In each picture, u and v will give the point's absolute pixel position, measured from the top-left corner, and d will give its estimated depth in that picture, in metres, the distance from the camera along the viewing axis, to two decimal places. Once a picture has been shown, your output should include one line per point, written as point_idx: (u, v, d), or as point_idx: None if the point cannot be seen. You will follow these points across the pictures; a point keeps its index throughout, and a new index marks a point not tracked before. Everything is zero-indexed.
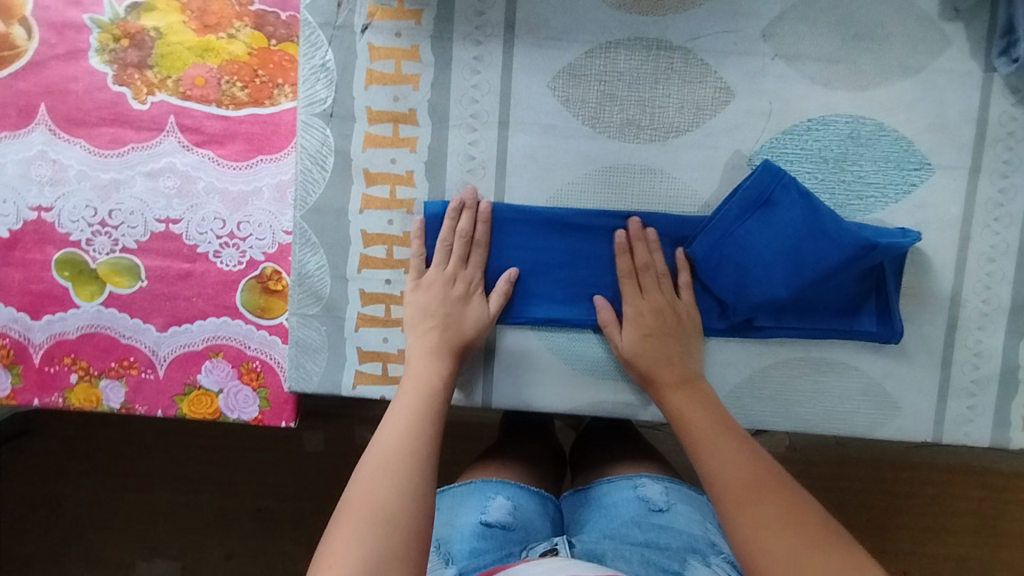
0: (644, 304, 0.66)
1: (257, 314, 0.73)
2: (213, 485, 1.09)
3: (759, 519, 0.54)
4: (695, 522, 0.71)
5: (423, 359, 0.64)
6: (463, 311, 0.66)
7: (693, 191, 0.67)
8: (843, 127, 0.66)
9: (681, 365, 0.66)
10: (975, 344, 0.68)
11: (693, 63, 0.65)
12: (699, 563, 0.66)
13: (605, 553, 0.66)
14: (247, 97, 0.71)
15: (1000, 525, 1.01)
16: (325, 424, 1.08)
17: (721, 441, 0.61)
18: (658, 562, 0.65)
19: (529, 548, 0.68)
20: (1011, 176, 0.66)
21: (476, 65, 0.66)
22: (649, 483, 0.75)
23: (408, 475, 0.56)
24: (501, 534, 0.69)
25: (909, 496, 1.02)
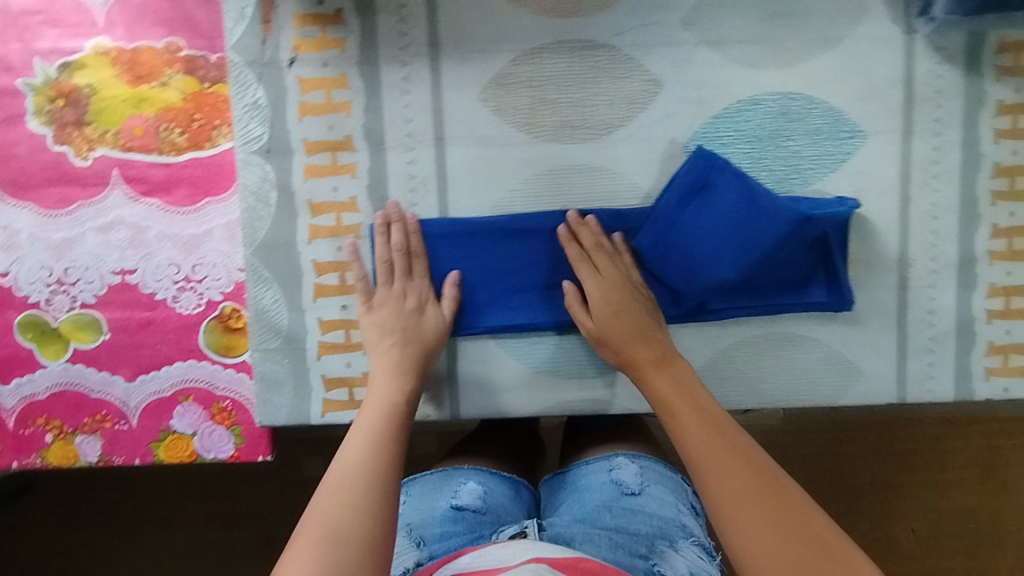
0: (607, 284, 0.65)
1: (222, 353, 0.74)
2: (214, 522, 1.09)
3: (764, 531, 0.51)
4: (667, 505, 0.73)
5: (384, 377, 0.64)
6: (418, 322, 0.66)
7: (635, 183, 0.68)
8: (774, 105, 0.66)
9: (658, 343, 0.65)
10: (927, 302, 0.69)
11: (618, 59, 0.66)
12: (667, 546, 0.69)
13: (574, 537, 0.69)
14: (188, 141, 0.72)
15: (1008, 472, 1.01)
16: (324, 449, 1.07)
17: (720, 435, 0.57)
18: (627, 545, 0.68)
19: (500, 530, 0.72)
20: (945, 134, 0.67)
21: (406, 85, 0.66)
22: (624, 464, 0.76)
23: (368, 494, 0.55)
24: (473, 517, 0.72)
25: (912, 453, 1.02)
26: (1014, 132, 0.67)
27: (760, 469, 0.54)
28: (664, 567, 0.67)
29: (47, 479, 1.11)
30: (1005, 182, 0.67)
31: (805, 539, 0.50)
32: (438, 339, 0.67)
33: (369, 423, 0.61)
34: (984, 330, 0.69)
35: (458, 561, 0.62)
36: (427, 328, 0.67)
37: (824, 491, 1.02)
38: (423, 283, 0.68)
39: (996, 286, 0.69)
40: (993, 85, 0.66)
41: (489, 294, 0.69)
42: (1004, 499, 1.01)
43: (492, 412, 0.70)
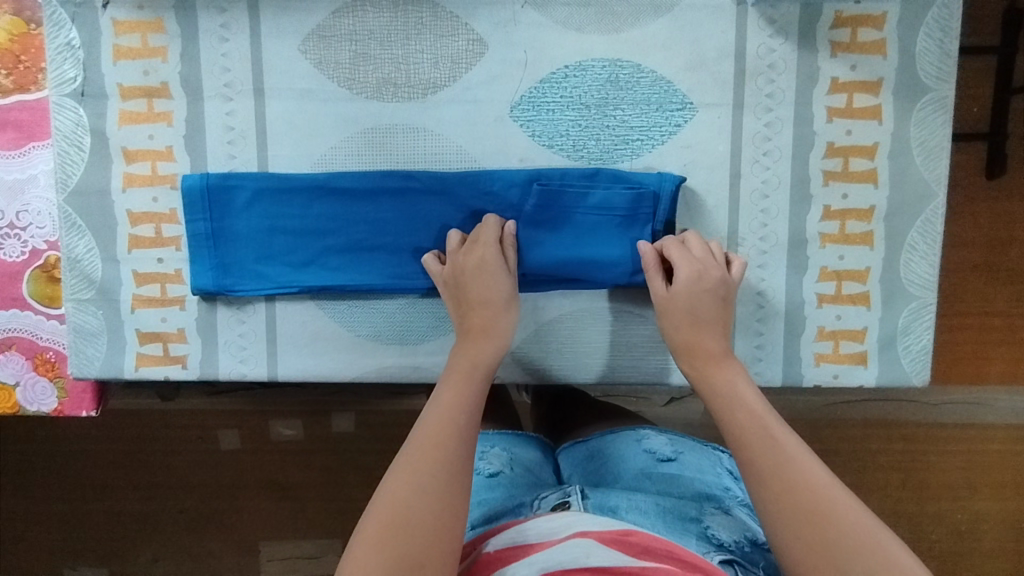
0: (709, 276, 0.61)
1: (46, 304, 0.72)
2: (97, 494, 1.09)
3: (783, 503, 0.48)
4: (706, 470, 0.69)
5: (466, 367, 0.59)
6: (496, 280, 0.62)
7: (459, 147, 0.66)
8: (601, 71, 0.65)
9: (706, 334, 0.60)
10: (757, 283, 0.67)
11: (443, 17, 0.64)
12: (716, 509, 0.63)
13: (618, 506, 0.62)
14: (13, 84, 0.70)
15: (924, 476, 0.98)
16: (239, 421, 1.06)
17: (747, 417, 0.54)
18: (675, 510, 0.62)
19: (541, 498, 0.65)
20: (776, 110, 0.65)
21: (224, 32, 0.64)
22: (652, 435, 0.73)
23: (438, 476, 0.51)
24: (508, 480, 0.68)
25: (831, 453, 0.99)
26: (849, 111, 0.65)
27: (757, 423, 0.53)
28: (717, 530, 0.60)
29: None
30: (838, 163, 0.66)
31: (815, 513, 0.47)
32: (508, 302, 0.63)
33: (442, 410, 0.56)
34: (815, 314, 0.67)
35: (501, 535, 0.57)
36: (495, 290, 0.62)
37: None
38: (494, 240, 0.63)
39: (827, 270, 0.67)
40: (827, 61, 0.64)
41: (306, 253, 0.67)
42: (922, 503, 0.99)
43: (307, 376, 0.69)
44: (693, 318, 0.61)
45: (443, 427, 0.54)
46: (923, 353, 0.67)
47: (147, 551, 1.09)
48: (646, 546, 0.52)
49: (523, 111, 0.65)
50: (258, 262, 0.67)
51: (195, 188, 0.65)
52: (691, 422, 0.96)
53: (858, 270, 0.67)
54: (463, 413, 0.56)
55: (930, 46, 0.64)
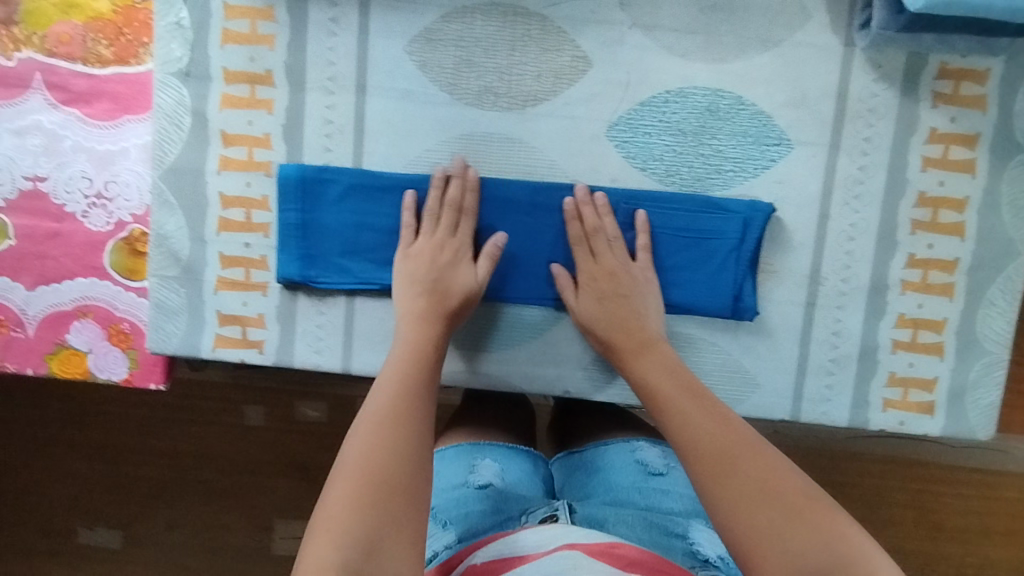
0: (598, 269, 0.64)
1: (126, 275, 0.73)
2: (131, 460, 1.10)
3: (743, 497, 0.48)
4: (694, 485, 0.70)
5: (421, 329, 0.61)
6: (462, 278, 0.64)
7: (552, 161, 0.66)
8: (702, 100, 0.65)
9: (639, 330, 0.63)
10: (833, 323, 0.68)
11: (550, 30, 0.64)
12: (701, 523, 0.65)
13: (606, 518, 0.64)
14: (113, 55, 0.71)
15: (939, 519, 0.99)
16: (269, 399, 1.07)
17: (710, 412, 0.55)
18: (662, 524, 0.63)
19: (529, 510, 0.66)
20: (872, 154, 0.65)
21: (333, 26, 0.65)
22: (646, 445, 0.73)
23: (399, 437, 0.52)
24: (496, 493, 0.67)
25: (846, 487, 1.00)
26: (944, 162, 0.65)
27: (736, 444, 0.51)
28: (703, 545, 0.62)
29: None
30: (927, 213, 0.66)
31: (780, 505, 0.47)
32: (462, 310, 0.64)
33: (394, 380, 0.57)
34: (887, 359, 0.68)
35: (489, 547, 0.58)
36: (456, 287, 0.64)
37: None
38: (467, 240, 0.65)
39: (905, 317, 0.67)
40: (927, 111, 0.64)
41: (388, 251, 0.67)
42: (937, 544, 0.99)
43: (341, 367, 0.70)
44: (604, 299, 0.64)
45: (398, 395, 0.55)
46: (990, 407, 0.68)
47: (172, 521, 1.10)
48: (631, 558, 0.53)
49: (620, 132, 0.65)
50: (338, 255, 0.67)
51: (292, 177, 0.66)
52: None
53: (935, 319, 0.67)
54: (416, 386, 0.57)
55: None
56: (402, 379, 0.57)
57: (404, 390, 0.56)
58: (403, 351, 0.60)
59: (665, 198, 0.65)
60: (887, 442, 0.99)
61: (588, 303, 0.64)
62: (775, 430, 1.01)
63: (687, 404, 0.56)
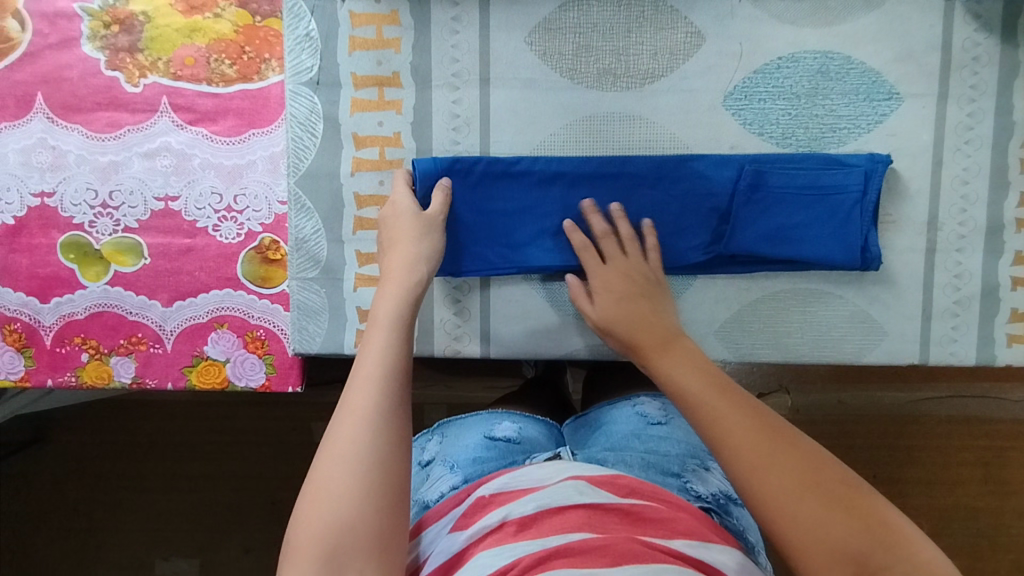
0: (609, 271, 0.67)
1: (259, 284, 0.75)
2: (229, 479, 1.10)
3: (785, 484, 0.47)
4: (693, 433, 0.73)
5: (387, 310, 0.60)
6: (401, 253, 0.64)
7: (673, 134, 0.69)
8: (813, 63, 0.68)
9: (661, 327, 0.64)
10: (955, 266, 0.70)
11: (664, 10, 0.68)
12: (698, 466, 0.69)
13: (606, 459, 0.70)
14: (236, 73, 0.74)
15: (1009, 474, 1.03)
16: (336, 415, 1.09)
17: (728, 399, 0.54)
18: (659, 465, 0.68)
19: (532, 456, 0.71)
20: (979, 100, 0.68)
21: (455, 25, 0.68)
22: (647, 401, 0.77)
23: (370, 431, 0.51)
24: (506, 446, 0.72)
25: (917, 449, 1.04)
26: None
27: (771, 434, 0.51)
28: (697, 484, 0.67)
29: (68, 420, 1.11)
30: None
31: (821, 494, 0.47)
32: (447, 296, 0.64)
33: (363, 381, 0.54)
34: (1008, 296, 0.70)
35: (493, 480, 0.61)
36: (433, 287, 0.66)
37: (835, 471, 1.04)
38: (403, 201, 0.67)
39: (1022, 254, 0.70)
40: None
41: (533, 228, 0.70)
42: (1010, 499, 1.03)
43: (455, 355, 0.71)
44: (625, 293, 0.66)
45: (368, 391, 0.53)
46: None
47: (272, 543, 1.09)
48: (633, 487, 0.58)
49: (735, 100, 0.69)
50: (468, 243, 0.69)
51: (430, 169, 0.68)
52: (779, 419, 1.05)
53: None
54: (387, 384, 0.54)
55: None
56: (372, 376, 0.54)
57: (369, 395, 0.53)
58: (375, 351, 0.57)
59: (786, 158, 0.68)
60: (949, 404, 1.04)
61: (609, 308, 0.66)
62: (841, 400, 1.04)
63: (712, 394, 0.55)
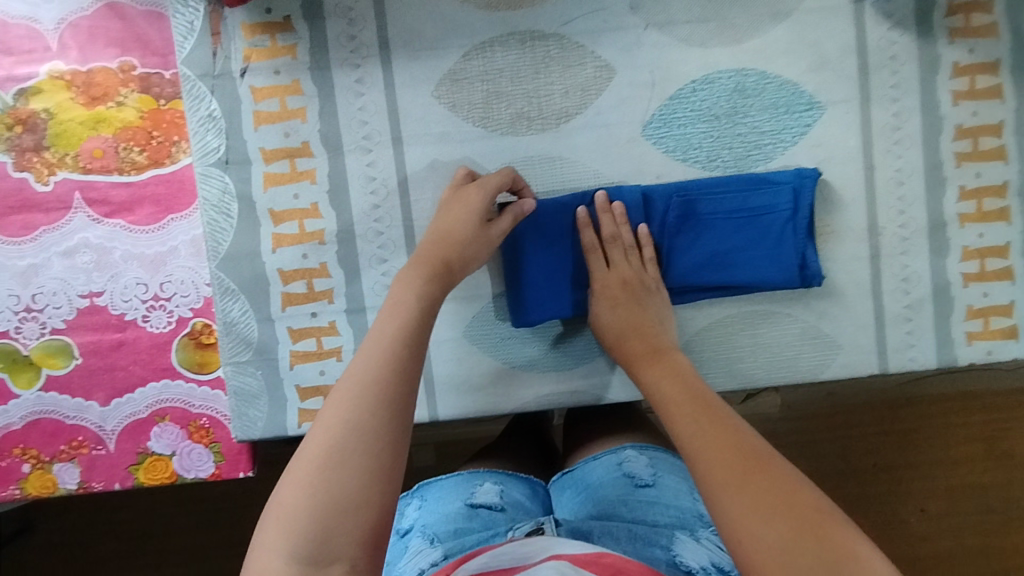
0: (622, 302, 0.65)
1: (196, 370, 0.73)
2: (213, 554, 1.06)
3: (758, 518, 0.44)
4: (683, 495, 0.68)
5: (413, 282, 0.57)
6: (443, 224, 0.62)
7: (597, 170, 0.68)
8: (728, 82, 0.66)
9: (652, 338, 0.63)
10: (901, 270, 0.68)
11: (570, 47, 0.66)
12: (687, 536, 0.64)
13: (591, 530, 0.64)
14: (147, 159, 0.72)
15: (1008, 446, 1.00)
16: None
17: (710, 418, 0.53)
18: (646, 536, 0.63)
19: (515, 527, 0.65)
20: (902, 100, 0.66)
21: (359, 87, 0.66)
22: (633, 456, 0.71)
23: (382, 402, 0.48)
24: (488, 514, 0.67)
25: (911, 431, 1.01)
26: (973, 93, 0.66)
27: (746, 455, 0.49)
28: (686, 557, 0.61)
29: (26, 528, 1.06)
30: (968, 144, 0.67)
31: (793, 516, 0.44)
32: (463, 233, 0.61)
33: (368, 360, 0.50)
34: (961, 293, 0.68)
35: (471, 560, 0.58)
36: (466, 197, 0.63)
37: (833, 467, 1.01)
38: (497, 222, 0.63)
39: (969, 249, 0.68)
40: (946, 48, 0.66)
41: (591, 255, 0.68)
42: (1012, 473, 1.00)
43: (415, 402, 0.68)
44: (631, 325, 0.64)
45: (389, 339, 0.52)
46: None
47: None
48: (619, 567, 0.53)
49: (655, 129, 0.67)
50: (552, 260, 0.68)
51: (633, 201, 0.67)
52: (768, 418, 1.01)
53: (998, 246, 0.68)
54: (403, 361, 0.51)
55: None
56: (392, 338, 0.52)
57: (374, 382, 0.49)
58: (386, 329, 0.53)
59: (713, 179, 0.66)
60: (945, 382, 1.01)
61: (604, 315, 0.65)
62: (831, 391, 1.02)
63: (693, 414, 0.54)
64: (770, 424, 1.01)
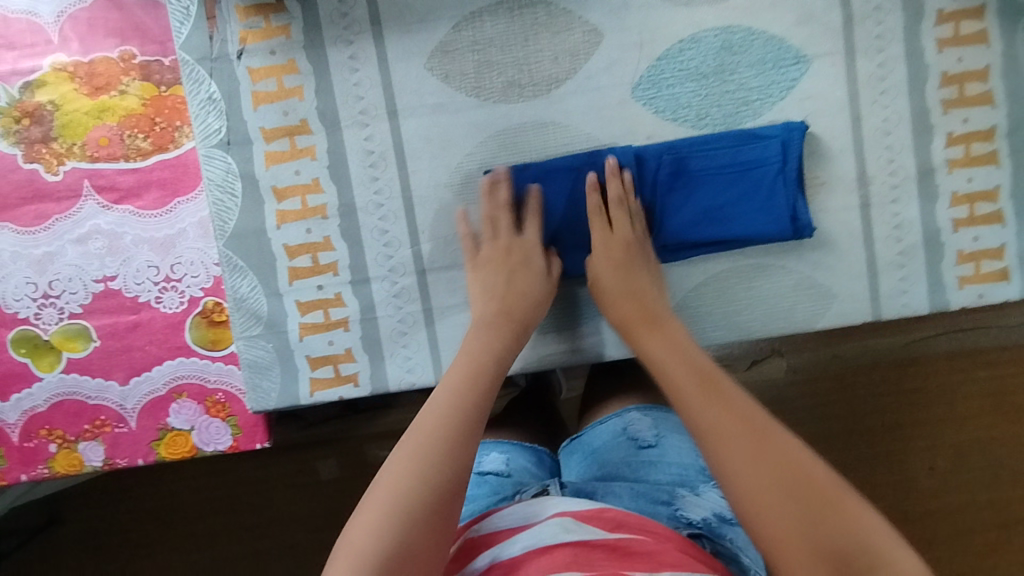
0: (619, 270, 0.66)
1: (209, 347, 0.76)
2: (238, 534, 1.10)
3: (773, 497, 0.46)
4: (685, 452, 0.71)
5: (475, 343, 0.63)
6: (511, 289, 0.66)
7: (589, 133, 0.69)
8: (715, 40, 0.67)
9: (655, 310, 0.64)
10: (892, 217, 0.69)
11: (557, 14, 0.67)
12: (688, 492, 0.67)
13: (597, 489, 0.66)
14: (151, 145, 0.74)
15: (1015, 398, 1.01)
16: (337, 450, 1.08)
17: (720, 396, 0.54)
18: (649, 493, 0.66)
19: (522, 490, 0.69)
20: (889, 49, 0.67)
21: (353, 63, 0.68)
22: (637, 418, 0.73)
23: (444, 457, 0.53)
24: (496, 480, 0.70)
25: (917, 389, 1.02)
26: (958, 39, 0.67)
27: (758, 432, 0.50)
28: (687, 510, 0.64)
29: (56, 519, 1.11)
30: (954, 90, 0.68)
31: (801, 493, 0.46)
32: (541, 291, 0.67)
33: (429, 419, 0.56)
34: (952, 239, 0.69)
35: (484, 521, 0.61)
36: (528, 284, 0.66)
37: (840, 429, 1.03)
38: (534, 238, 0.68)
39: (958, 194, 0.69)
40: None
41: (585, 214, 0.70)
42: (1020, 426, 1.01)
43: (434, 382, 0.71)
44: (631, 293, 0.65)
45: (448, 397, 0.57)
46: None
47: None
48: (620, 520, 0.55)
49: (645, 90, 0.68)
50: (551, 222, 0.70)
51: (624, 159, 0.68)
52: (774, 382, 1.03)
53: (987, 190, 0.69)
54: (465, 409, 0.57)
55: None
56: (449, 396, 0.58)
57: (438, 436, 0.54)
58: (447, 387, 0.59)
59: (702, 140, 0.67)
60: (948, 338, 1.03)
61: (607, 275, 0.67)
62: (835, 354, 1.03)
63: (701, 389, 0.55)
64: (775, 388, 1.03)
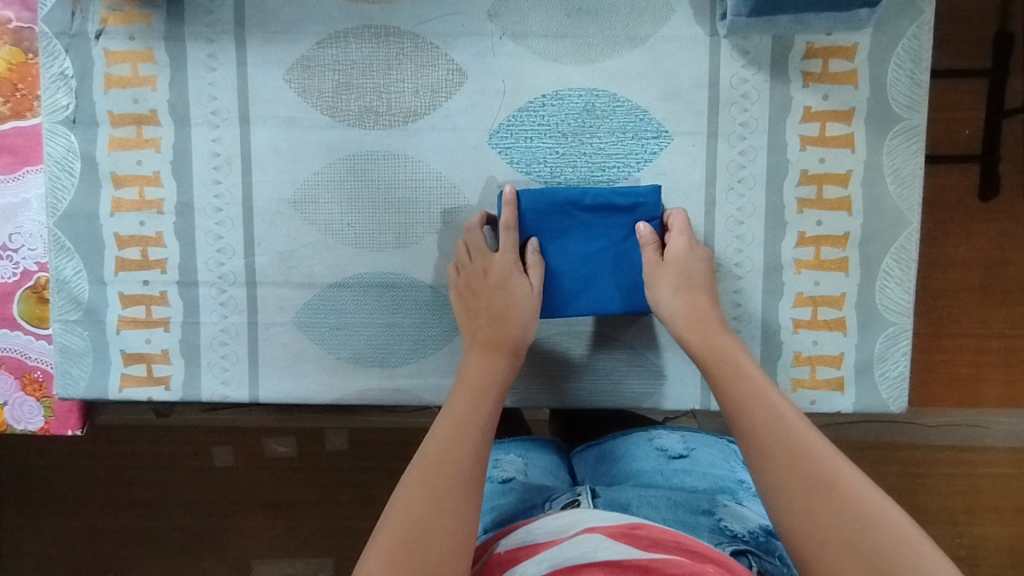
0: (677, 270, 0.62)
1: (36, 324, 0.72)
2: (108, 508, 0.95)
3: (814, 525, 0.44)
4: (720, 464, 0.67)
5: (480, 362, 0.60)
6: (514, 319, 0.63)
7: (440, 172, 0.67)
8: (578, 101, 0.66)
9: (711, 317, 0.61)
10: (733, 308, 0.68)
11: (424, 47, 0.66)
12: (730, 500, 0.62)
13: (630, 501, 0.61)
14: (10, 110, 0.71)
15: (923, 503, 0.89)
16: (230, 436, 0.94)
17: (767, 409, 0.51)
18: (687, 503, 0.61)
19: (551, 498, 0.63)
20: (750, 138, 0.66)
21: (211, 62, 0.66)
22: (664, 432, 0.70)
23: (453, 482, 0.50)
24: (520, 485, 0.65)
25: None
26: (822, 140, 0.66)
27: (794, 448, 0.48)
28: (731, 522, 0.59)
29: None
30: (812, 190, 0.66)
31: (839, 523, 0.43)
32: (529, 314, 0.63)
33: (435, 441, 0.53)
34: (791, 339, 0.68)
35: (511, 536, 0.54)
36: (525, 331, 0.62)
37: None
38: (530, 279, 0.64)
39: (803, 295, 0.67)
40: (799, 91, 0.65)
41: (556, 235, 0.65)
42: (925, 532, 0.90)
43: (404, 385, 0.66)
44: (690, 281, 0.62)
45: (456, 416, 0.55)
46: (900, 379, 0.67)
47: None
48: (654, 538, 0.48)
49: (502, 138, 0.67)
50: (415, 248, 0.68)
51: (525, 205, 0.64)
52: None
53: (834, 295, 0.67)
54: (471, 429, 0.54)
55: (901, 75, 0.65)
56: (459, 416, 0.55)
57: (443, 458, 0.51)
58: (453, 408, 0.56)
59: (588, 230, 0.65)
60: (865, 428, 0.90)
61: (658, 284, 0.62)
62: None
63: (741, 394, 0.53)
64: None
